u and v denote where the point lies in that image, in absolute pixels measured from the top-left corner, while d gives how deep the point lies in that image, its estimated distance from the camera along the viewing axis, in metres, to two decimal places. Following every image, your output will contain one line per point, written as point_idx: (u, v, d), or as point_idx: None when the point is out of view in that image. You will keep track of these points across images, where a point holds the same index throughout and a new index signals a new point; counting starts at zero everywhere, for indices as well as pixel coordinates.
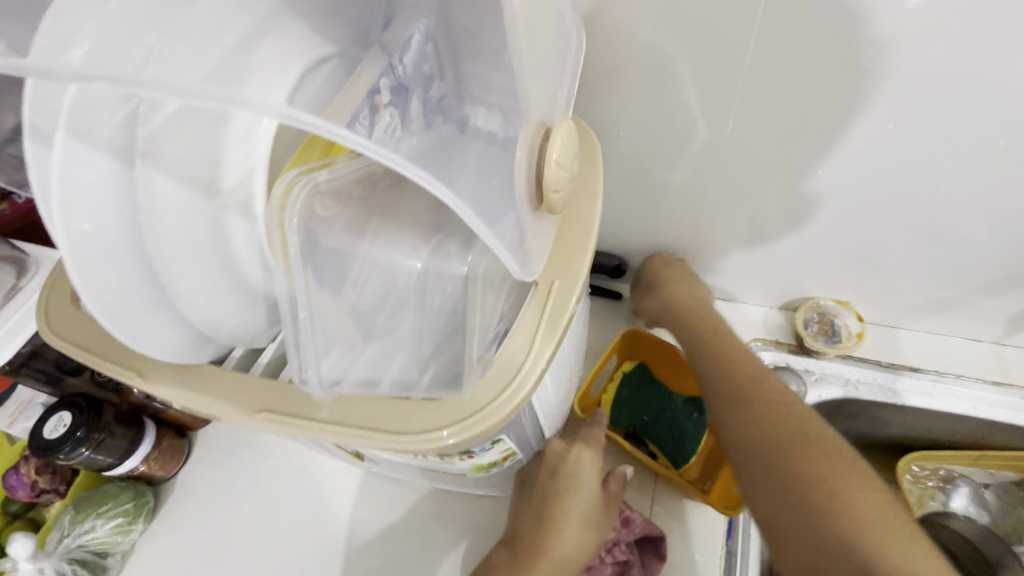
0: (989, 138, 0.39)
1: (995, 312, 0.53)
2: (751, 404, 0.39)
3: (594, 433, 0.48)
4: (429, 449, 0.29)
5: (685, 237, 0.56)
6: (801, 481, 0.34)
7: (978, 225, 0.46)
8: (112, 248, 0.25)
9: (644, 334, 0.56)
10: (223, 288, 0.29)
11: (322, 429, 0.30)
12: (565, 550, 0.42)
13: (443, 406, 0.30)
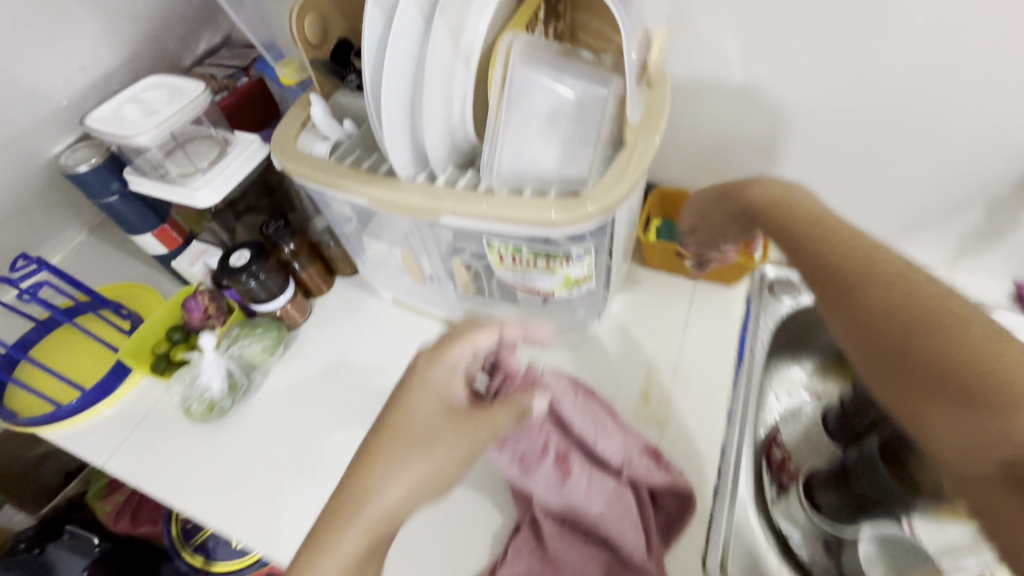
0: (935, 80, 0.56)
1: (947, 236, 0.70)
2: (886, 294, 0.40)
3: (451, 335, 0.48)
4: (542, 221, 0.45)
5: (714, 163, 0.74)
6: (951, 360, 0.36)
7: (931, 155, 0.63)
8: (397, 67, 0.45)
9: (669, 192, 0.76)
10: (440, 112, 0.47)
11: (482, 210, 0.47)
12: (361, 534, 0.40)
13: (558, 202, 0.46)
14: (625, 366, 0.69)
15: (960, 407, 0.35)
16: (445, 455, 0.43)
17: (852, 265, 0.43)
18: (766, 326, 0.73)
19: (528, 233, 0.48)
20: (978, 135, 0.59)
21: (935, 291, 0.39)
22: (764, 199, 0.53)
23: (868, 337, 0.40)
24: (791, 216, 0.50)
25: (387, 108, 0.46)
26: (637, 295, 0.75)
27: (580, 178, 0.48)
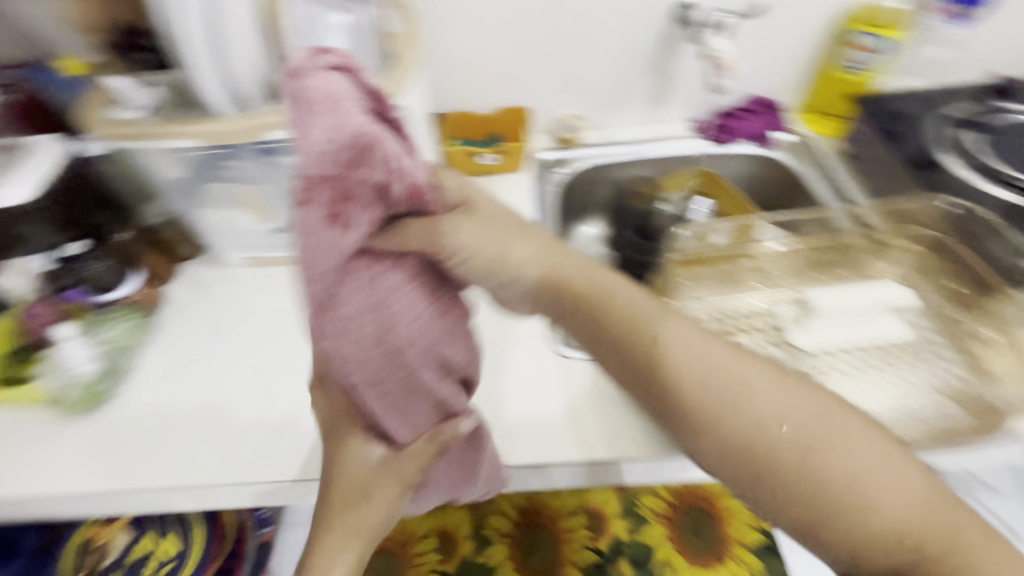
0: None
1: (643, 101, 0.99)
2: (689, 402, 0.41)
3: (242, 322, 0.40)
4: None
5: (478, 84, 0.94)
6: (788, 478, 0.38)
7: (608, 41, 0.90)
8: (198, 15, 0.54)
9: (456, 114, 0.95)
10: (243, 50, 0.58)
11: (296, 115, 0.61)
12: None
13: None
14: None
15: (801, 507, 0.39)
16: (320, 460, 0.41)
17: (675, 388, 0.41)
18: (551, 189, 0.97)
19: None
20: (628, 19, 0.87)
21: (757, 416, 0.40)
22: (595, 315, 0.45)
23: (729, 472, 0.41)
24: (607, 330, 0.44)
25: (198, 52, 0.56)
26: None
27: (369, 81, 0.65)
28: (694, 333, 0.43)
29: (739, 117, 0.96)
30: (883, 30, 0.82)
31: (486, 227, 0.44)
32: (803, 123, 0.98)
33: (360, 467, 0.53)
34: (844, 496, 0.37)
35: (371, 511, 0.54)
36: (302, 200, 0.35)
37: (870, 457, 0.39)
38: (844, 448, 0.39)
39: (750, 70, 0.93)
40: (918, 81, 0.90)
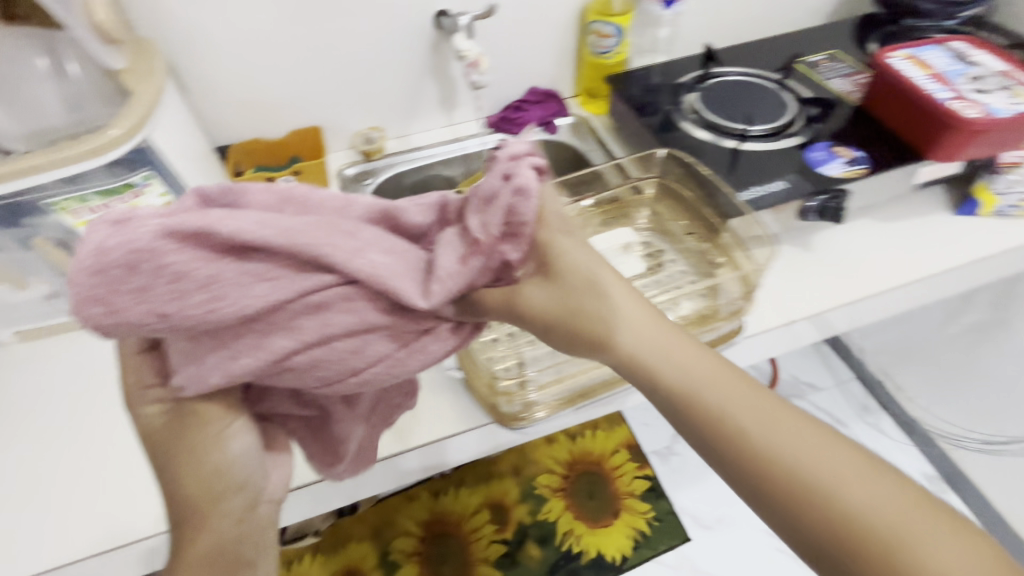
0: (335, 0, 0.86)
1: (434, 104, 1.04)
2: (716, 424, 0.47)
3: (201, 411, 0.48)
4: (84, 156, 0.59)
5: (262, 111, 0.94)
6: (815, 507, 0.42)
7: (379, 52, 0.94)
8: None
9: (244, 144, 0.95)
10: None
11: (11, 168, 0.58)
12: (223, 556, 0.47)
13: (89, 142, 0.60)
14: None
15: (840, 551, 0.41)
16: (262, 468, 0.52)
17: (671, 395, 0.49)
18: None
19: (60, 173, 0.60)
20: (390, 29, 0.92)
21: (799, 455, 0.44)
22: (707, 403, 0.48)
23: (809, 543, 0.43)
24: (710, 424, 0.47)
25: None
26: None
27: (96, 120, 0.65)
28: (726, 389, 0.48)
29: (524, 109, 1.06)
30: (615, 19, 0.94)
31: (637, 299, 0.53)
32: (581, 107, 1.09)
33: (222, 452, 0.49)
34: (908, 553, 0.40)
35: (230, 508, 0.48)
36: (472, 255, 0.47)
37: (939, 541, 0.40)
38: (862, 483, 0.43)
39: (522, 65, 1.03)
40: (659, 57, 1.04)
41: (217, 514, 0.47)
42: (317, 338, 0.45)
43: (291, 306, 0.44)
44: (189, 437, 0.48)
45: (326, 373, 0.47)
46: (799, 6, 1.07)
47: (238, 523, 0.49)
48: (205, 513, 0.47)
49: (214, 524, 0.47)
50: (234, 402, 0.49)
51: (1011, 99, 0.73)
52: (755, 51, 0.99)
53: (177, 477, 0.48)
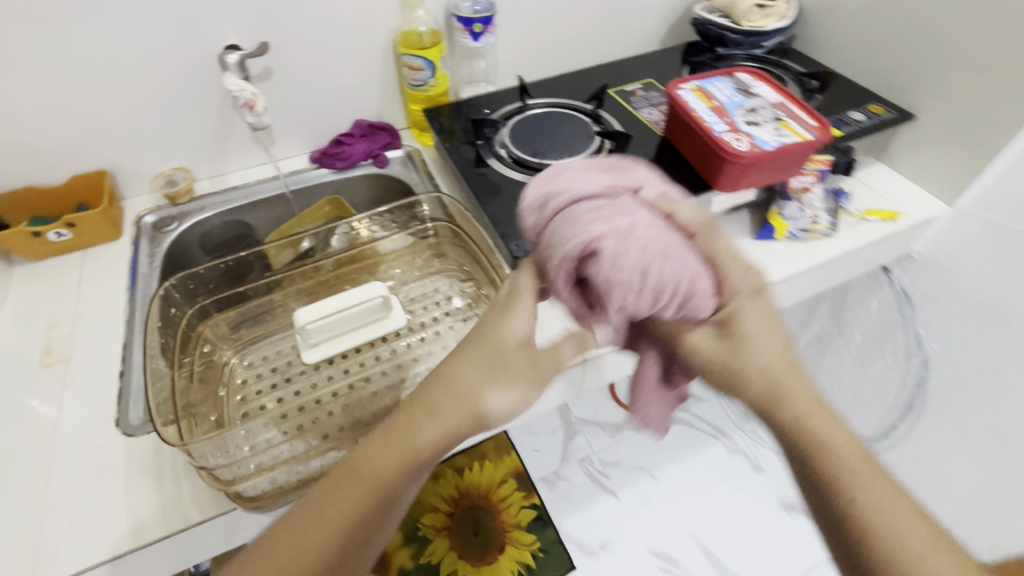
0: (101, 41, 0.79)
1: (248, 142, 0.98)
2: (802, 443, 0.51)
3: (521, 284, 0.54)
4: None
5: (33, 160, 0.85)
6: (782, 416, 0.51)
7: (169, 93, 0.87)
8: None
9: (13, 193, 0.85)
10: None
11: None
12: (427, 429, 0.47)
13: None
14: (19, 342, 0.75)
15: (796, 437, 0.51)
16: (512, 337, 0.50)
17: (745, 339, 0.51)
18: (157, 252, 0.88)
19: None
20: (177, 68, 0.85)
21: (773, 378, 0.51)
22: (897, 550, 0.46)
23: None
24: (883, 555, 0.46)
25: None
26: (26, 283, 0.82)
27: None
28: (809, 407, 0.51)
29: (347, 144, 1.01)
30: (424, 53, 0.91)
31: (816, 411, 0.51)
32: (415, 139, 1.07)
33: (511, 321, 0.51)
34: (823, 452, 0.50)
35: (421, 443, 0.47)
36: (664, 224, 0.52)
37: None
38: (832, 418, 0.51)
39: (340, 97, 0.99)
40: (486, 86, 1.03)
41: (366, 474, 0.46)
42: (662, 253, 0.49)
43: (679, 241, 0.51)
44: (471, 349, 0.50)
45: (629, 277, 0.48)
46: (623, 35, 1.09)
47: (400, 466, 0.46)
48: (348, 476, 0.46)
49: (391, 453, 0.46)
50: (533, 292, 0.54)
51: (779, 130, 0.75)
52: (575, 84, 1.01)
53: (412, 404, 0.49)
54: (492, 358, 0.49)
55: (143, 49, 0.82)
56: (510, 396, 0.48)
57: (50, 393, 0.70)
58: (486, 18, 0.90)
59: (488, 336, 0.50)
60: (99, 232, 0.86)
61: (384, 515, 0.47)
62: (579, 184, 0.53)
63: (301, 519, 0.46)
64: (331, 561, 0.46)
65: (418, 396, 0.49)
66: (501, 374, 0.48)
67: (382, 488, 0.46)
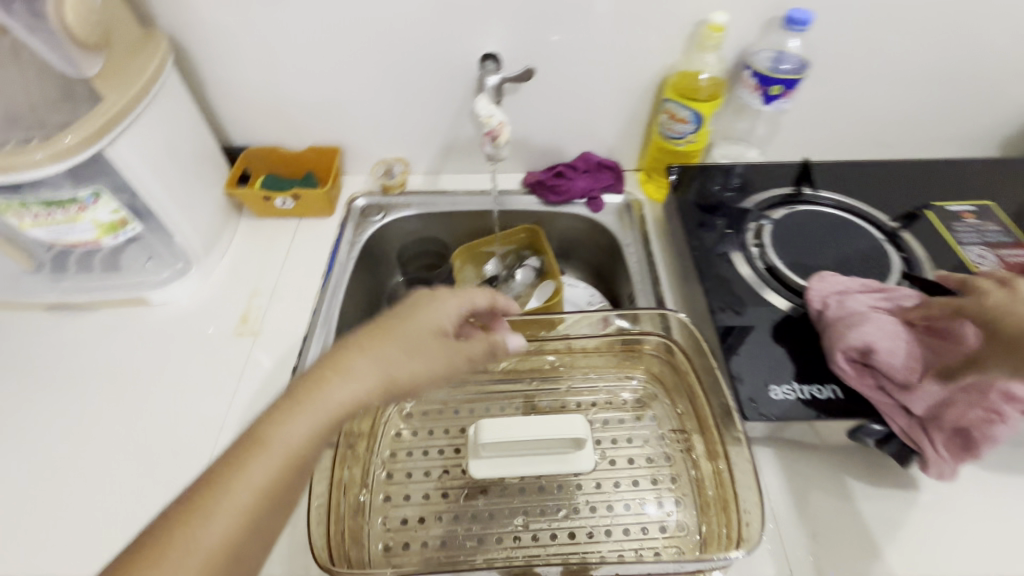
0: (375, 27, 0.76)
1: (470, 147, 0.92)
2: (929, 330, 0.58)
3: (473, 295, 0.52)
4: (23, 163, 0.54)
5: (285, 124, 0.87)
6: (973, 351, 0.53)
7: (418, 87, 0.83)
8: None
9: (259, 150, 0.88)
10: None
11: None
12: (340, 390, 0.41)
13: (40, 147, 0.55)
14: (226, 301, 0.79)
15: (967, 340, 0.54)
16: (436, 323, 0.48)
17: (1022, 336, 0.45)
18: (359, 242, 0.88)
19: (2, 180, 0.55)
20: (433, 65, 0.81)
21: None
22: None
23: None
24: None
25: None
26: (247, 240, 0.86)
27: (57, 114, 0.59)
28: None
29: (567, 176, 0.90)
30: (693, 105, 0.75)
31: None
32: (639, 185, 0.93)
33: (441, 306, 0.49)
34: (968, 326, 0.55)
35: (335, 411, 0.41)
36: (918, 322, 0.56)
37: None
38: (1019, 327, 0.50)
39: (579, 125, 0.88)
40: (743, 150, 0.86)
41: (276, 446, 0.39)
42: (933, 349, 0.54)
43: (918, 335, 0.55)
44: (380, 328, 0.46)
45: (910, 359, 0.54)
46: (947, 123, 0.83)
47: (320, 436, 0.40)
48: (254, 449, 0.39)
49: (311, 423, 0.40)
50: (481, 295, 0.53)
51: None
52: (865, 181, 0.79)
53: (313, 373, 0.42)
54: (416, 334, 0.47)
55: (410, 41, 0.78)
56: (422, 375, 0.45)
57: (235, 366, 0.72)
58: (792, 81, 0.71)
59: (412, 317, 0.48)
60: (317, 210, 0.88)
61: (296, 492, 0.40)
62: (870, 299, 0.59)
63: (199, 503, 0.36)
64: (238, 551, 0.37)
65: (319, 369, 0.42)
66: (421, 355, 0.46)
67: (296, 461, 0.39)
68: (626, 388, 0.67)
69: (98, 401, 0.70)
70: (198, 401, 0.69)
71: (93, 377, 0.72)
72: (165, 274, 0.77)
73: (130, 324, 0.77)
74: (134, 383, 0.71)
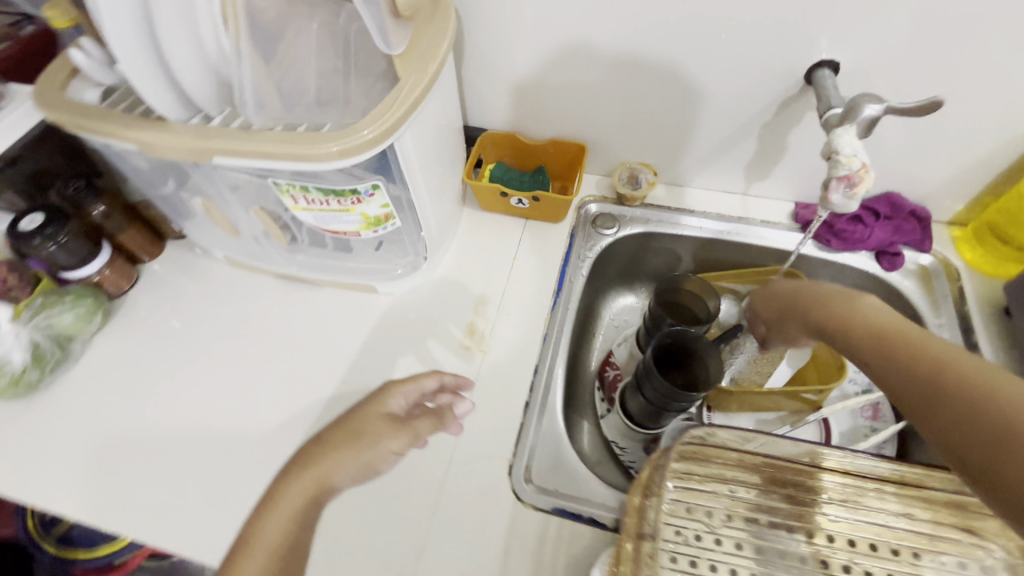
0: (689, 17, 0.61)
1: (738, 166, 0.76)
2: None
3: (424, 379, 0.56)
4: (323, 153, 0.48)
5: (534, 111, 0.77)
6: (982, 437, 0.33)
7: (708, 92, 0.68)
8: (130, 25, 0.42)
9: (498, 135, 0.79)
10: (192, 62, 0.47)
11: (245, 145, 0.48)
12: (298, 490, 0.49)
13: (341, 135, 0.49)
14: (451, 305, 0.72)
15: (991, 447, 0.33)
16: (317, 438, 0.53)
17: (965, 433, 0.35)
18: (588, 257, 0.78)
19: (291, 168, 0.50)
20: (741, 70, 0.64)
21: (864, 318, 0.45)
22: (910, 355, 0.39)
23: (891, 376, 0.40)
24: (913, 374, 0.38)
25: (132, 70, 0.44)
26: (470, 235, 0.78)
27: (342, 90, 0.51)
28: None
29: (861, 221, 0.72)
30: None
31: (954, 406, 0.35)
32: (953, 245, 0.73)
33: (384, 401, 0.55)
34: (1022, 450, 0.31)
35: (292, 504, 0.49)
36: None
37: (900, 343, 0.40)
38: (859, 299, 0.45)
39: (897, 160, 0.70)
40: None
41: (260, 544, 0.47)
42: None
43: None
44: (335, 436, 0.52)
45: None
46: None
47: (297, 521, 0.48)
48: (246, 550, 0.47)
49: (286, 516, 0.48)
50: (424, 380, 0.57)
51: None
52: None
53: (279, 480, 0.50)
54: (358, 426, 0.53)
55: (725, 38, 0.62)
56: (365, 453, 0.51)
57: None
58: None
59: (356, 415, 0.54)
60: (550, 213, 0.77)
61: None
62: None
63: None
64: None
65: (287, 473, 0.50)
66: (363, 437, 0.52)
67: (282, 551, 0.47)
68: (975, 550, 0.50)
69: (321, 392, 0.67)
70: None
71: (318, 363, 0.70)
72: (396, 266, 0.71)
73: (356, 310, 0.73)
74: (357, 377, 0.68)
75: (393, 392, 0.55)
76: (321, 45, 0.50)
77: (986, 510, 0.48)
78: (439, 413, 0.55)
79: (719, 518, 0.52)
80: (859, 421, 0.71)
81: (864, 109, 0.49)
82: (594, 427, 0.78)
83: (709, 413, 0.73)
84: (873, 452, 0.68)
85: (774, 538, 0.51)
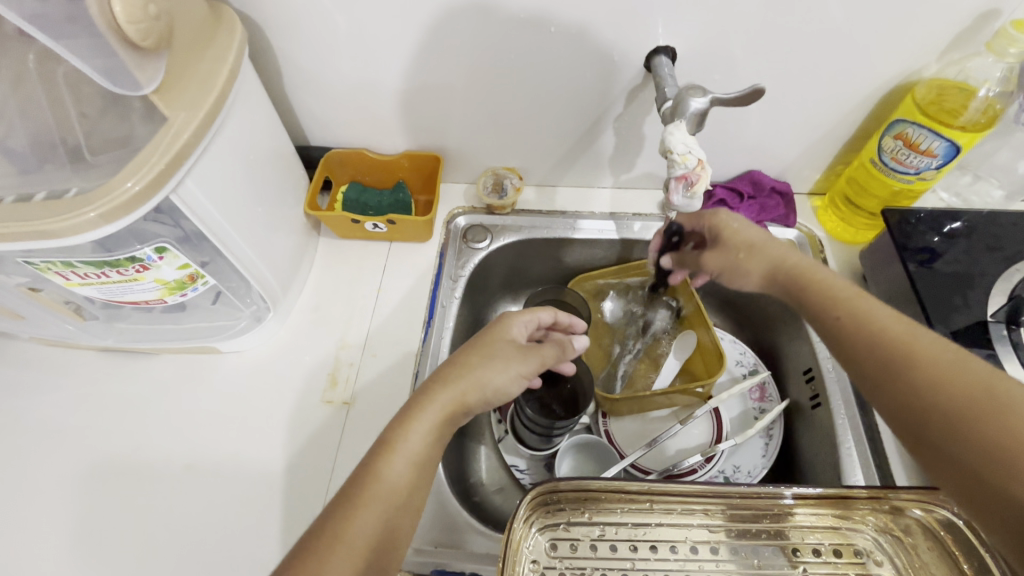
0: (515, 11, 0.56)
1: (602, 160, 0.73)
2: (983, 484, 0.36)
3: (543, 313, 0.54)
4: (75, 222, 0.39)
5: (380, 126, 0.70)
6: (922, 389, 0.40)
7: (556, 90, 0.64)
8: None
9: (345, 154, 0.72)
10: None
11: None
12: (446, 398, 0.46)
13: (93, 196, 0.40)
14: (312, 354, 0.65)
15: (880, 378, 0.43)
16: (458, 355, 0.50)
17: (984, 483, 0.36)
18: (462, 275, 0.72)
19: (41, 246, 0.41)
20: (582, 65, 0.61)
21: (791, 257, 0.54)
22: (895, 383, 0.42)
23: (902, 403, 0.41)
24: (906, 404, 0.41)
25: None
26: (329, 270, 0.71)
27: (79, 140, 0.42)
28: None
29: (727, 204, 0.71)
30: (964, 136, 0.55)
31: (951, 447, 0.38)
32: (815, 215, 0.74)
33: (509, 326, 0.52)
34: (937, 408, 0.39)
35: (439, 413, 0.46)
36: None
37: (912, 379, 0.41)
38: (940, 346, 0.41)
39: (751, 140, 0.69)
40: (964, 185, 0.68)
41: (404, 446, 0.43)
42: None
43: None
44: (479, 349, 0.50)
45: None
46: None
47: (438, 432, 0.45)
48: (390, 448, 0.43)
49: (429, 425, 0.45)
50: (543, 312, 0.54)
51: None
52: None
53: (421, 394, 0.47)
54: (493, 347, 0.50)
55: (559, 33, 0.58)
56: (502, 375, 0.48)
57: (328, 442, 0.59)
58: None
59: (487, 334, 0.51)
60: (413, 234, 0.71)
61: (423, 490, 0.44)
62: None
63: (333, 534, 0.39)
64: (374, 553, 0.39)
65: (431, 385, 0.47)
66: (497, 358, 0.49)
67: (421, 460, 0.44)
68: (851, 540, 0.49)
69: (165, 477, 0.59)
70: (290, 493, 0.57)
71: (160, 443, 0.61)
72: (237, 320, 0.62)
73: (201, 375, 0.65)
74: (208, 453, 0.60)
75: (523, 318, 0.53)
76: (45, 92, 0.41)
77: (855, 502, 0.48)
78: (561, 343, 0.54)
79: (604, 551, 0.48)
80: (747, 404, 0.71)
81: (690, 103, 0.46)
82: (493, 450, 0.73)
83: (604, 420, 0.71)
84: (763, 434, 0.69)
85: (661, 560, 0.48)
